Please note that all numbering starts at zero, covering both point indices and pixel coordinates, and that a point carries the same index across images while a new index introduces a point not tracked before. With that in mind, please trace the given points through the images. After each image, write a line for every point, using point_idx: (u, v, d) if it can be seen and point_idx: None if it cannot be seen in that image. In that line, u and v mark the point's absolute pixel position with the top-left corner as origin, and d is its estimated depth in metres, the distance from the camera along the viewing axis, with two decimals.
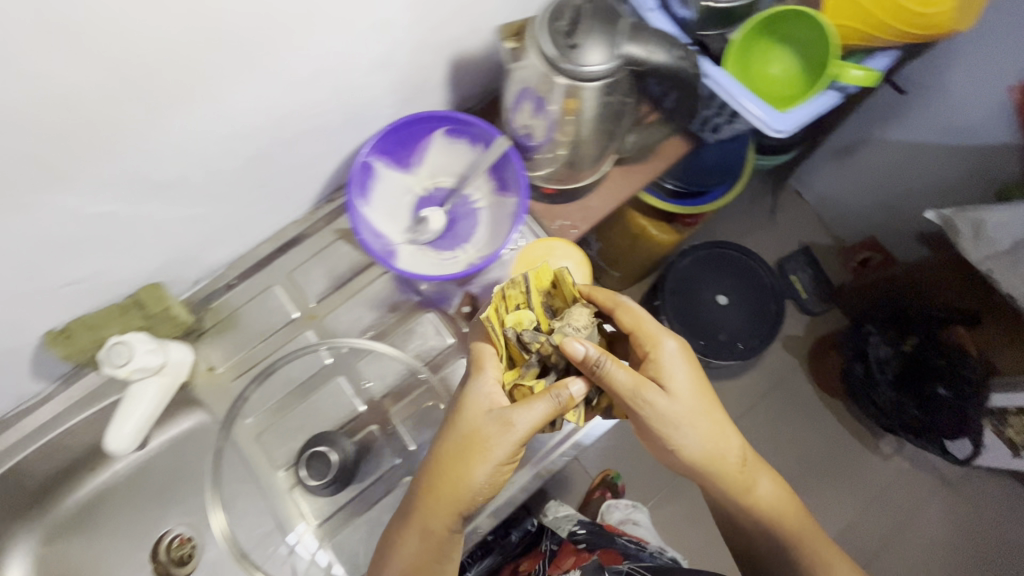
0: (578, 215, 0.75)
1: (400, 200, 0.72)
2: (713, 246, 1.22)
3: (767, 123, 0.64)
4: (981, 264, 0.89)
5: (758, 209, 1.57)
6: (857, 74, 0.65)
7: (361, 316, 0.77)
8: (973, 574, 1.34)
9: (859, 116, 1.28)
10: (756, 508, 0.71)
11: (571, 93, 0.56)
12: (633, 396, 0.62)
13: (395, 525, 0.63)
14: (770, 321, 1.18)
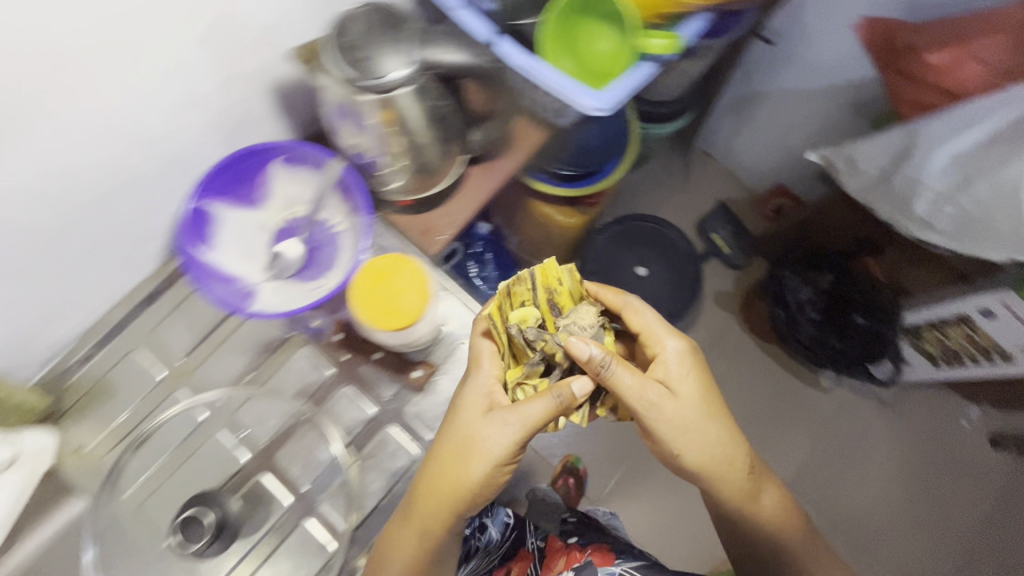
0: (444, 221, 0.73)
1: (252, 238, 0.70)
2: (626, 220, 1.25)
3: (590, 105, 0.63)
4: (859, 195, 0.91)
5: (668, 176, 1.61)
6: (661, 44, 0.65)
7: (233, 363, 0.76)
8: (920, 483, 1.42)
9: (742, 72, 1.32)
10: (760, 514, 0.75)
11: (384, 104, 0.57)
12: (641, 397, 0.66)
13: (396, 522, 0.67)
14: (690, 283, 1.22)
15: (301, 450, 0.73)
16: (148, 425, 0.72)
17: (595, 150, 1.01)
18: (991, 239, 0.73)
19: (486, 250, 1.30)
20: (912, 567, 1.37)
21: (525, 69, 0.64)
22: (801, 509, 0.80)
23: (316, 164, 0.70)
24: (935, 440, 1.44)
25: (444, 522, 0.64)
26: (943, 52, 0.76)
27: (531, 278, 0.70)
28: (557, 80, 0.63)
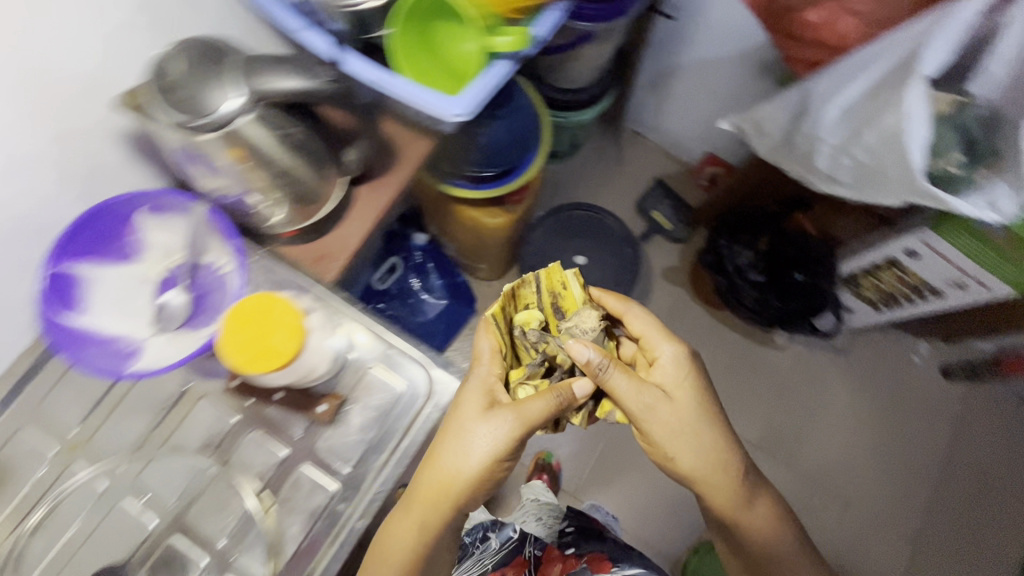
0: (338, 247, 0.67)
1: (132, 294, 0.66)
2: (559, 212, 1.24)
3: (446, 111, 0.62)
4: (770, 157, 0.92)
5: (602, 160, 1.62)
6: (507, 42, 0.64)
7: (130, 425, 0.66)
8: (883, 422, 1.46)
9: (652, 51, 1.32)
10: (753, 520, 0.80)
11: (227, 141, 0.52)
12: (640, 399, 0.73)
13: (382, 530, 0.66)
14: (628, 266, 1.22)
15: (212, 509, 0.63)
16: (35, 513, 0.63)
17: (507, 145, 0.95)
18: (879, 187, 0.75)
19: (426, 263, 1.32)
20: (882, 507, 1.42)
21: (377, 83, 0.63)
22: (797, 521, 0.84)
23: (184, 204, 0.65)
24: (889, 381, 1.49)
25: (436, 525, 0.64)
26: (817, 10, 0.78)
27: (536, 281, 0.74)
28: (409, 91, 0.62)
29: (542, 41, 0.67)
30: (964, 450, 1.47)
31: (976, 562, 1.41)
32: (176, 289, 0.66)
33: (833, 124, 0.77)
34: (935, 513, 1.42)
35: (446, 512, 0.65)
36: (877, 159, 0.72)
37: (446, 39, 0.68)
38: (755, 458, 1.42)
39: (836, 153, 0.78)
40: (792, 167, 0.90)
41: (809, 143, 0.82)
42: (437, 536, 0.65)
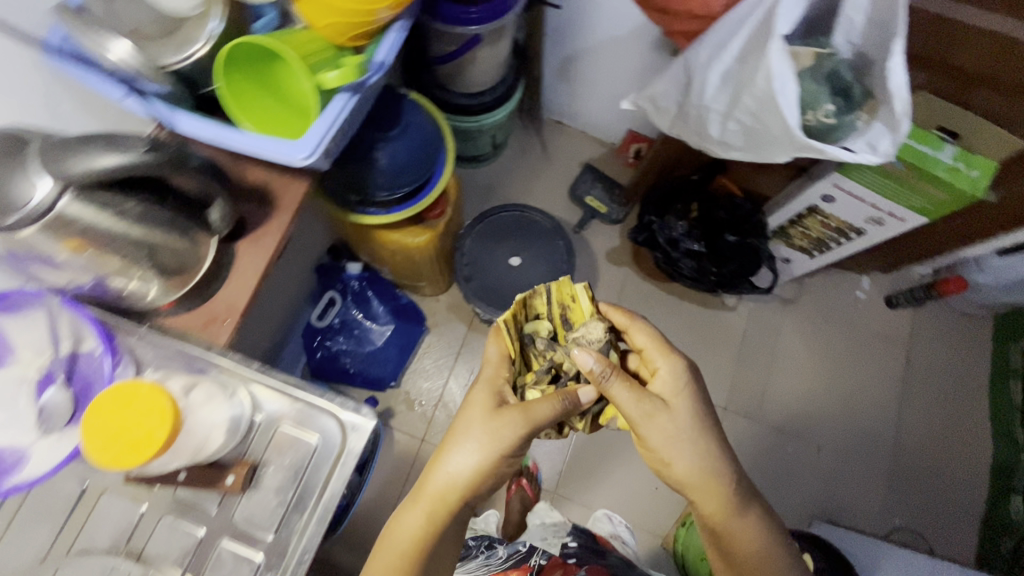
0: (225, 310, 0.60)
1: (9, 401, 0.57)
2: (484, 217, 1.23)
3: (290, 156, 0.59)
4: (672, 132, 0.92)
5: (528, 154, 1.62)
6: (336, 77, 0.58)
7: (35, 534, 0.58)
8: (839, 361, 1.51)
9: (551, 41, 1.31)
10: (745, 531, 0.81)
11: (55, 233, 0.47)
12: (640, 404, 0.79)
13: (406, 502, 0.79)
14: (562, 258, 1.21)
15: None
16: None
17: (417, 163, 0.93)
18: (768, 148, 0.76)
19: (363, 290, 1.29)
20: (852, 443, 1.46)
21: (214, 140, 0.60)
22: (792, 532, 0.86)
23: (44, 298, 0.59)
24: (839, 322, 1.53)
25: (455, 500, 0.78)
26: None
27: (547, 293, 0.87)
28: (243, 142, 0.59)
29: (380, 65, 0.62)
30: (919, 374, 1.52)
31: (947, 478, 1.46)
32: (57, 385, 0.58)
33: (715, 94, 0.78)
34: (902, 438, 1.47)
35: (457, 487, 0.78)
36: (758, 120, 0.73)
37: (285, 75, 0.61)
38: (725, 420, 1.45)
39: (724, 121, 0.80)
40: (689, 138, 0.91)
41: (697, 114, 0.83)
42: (449, 508, 0.77)
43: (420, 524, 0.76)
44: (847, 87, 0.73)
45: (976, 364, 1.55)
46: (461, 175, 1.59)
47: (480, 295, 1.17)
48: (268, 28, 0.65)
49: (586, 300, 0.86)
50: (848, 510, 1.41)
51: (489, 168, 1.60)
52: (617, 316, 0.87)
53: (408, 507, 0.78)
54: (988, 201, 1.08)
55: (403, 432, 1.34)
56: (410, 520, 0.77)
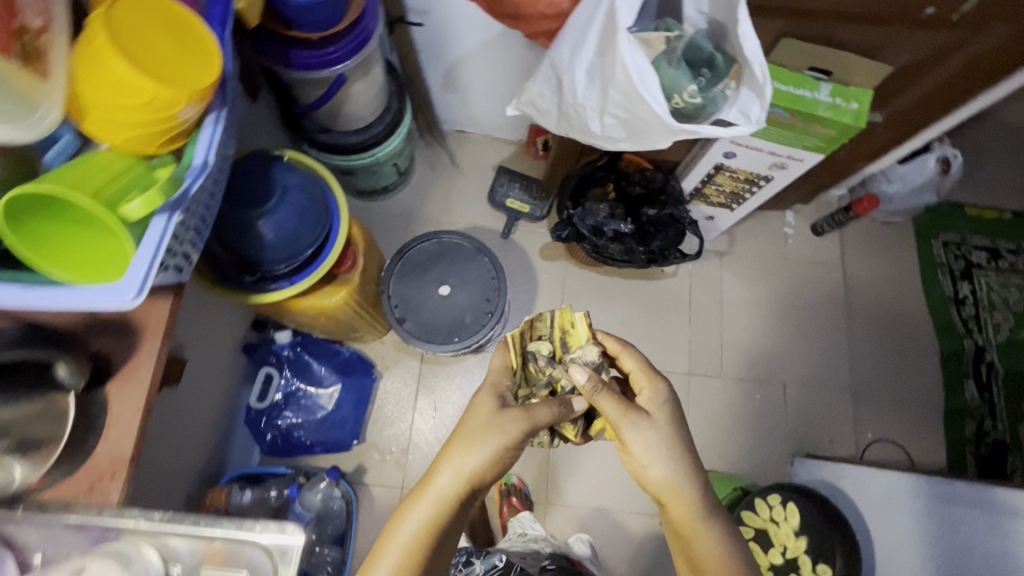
0: (109, 460, 0.59)
1: None
2: (401, 254, 1.18)
3: (116, 302, 0.53)
4: (560, 131, 0.89)
5: (438, 170, 1.58)
6: (139, 206, 0.52)
7: None
8: (784, 298, 1.54)
9: (426, 56, 1.27)
10: (710, 536, 0.82)
11: None
12: (624, 413, 0.85)
13: (410, 500, 0.82)
14: (490, 274, 1.18)
15: None
16: None
17: (307, 224, 0.87)
18: (650, 139, 0.75)
19: (301, 356, 1.25)
20: (814, 374, 1.50)
21: (23, 301, 0.54)
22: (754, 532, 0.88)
23: None
24: (775, 262, 1.57)
25: (459, 490, 0.81)
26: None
27: (550, 317, 0.98)
28: (58, 300, 0.54)
29: (200, 167, 0.56)
30: (859, 292, 1.58)
31: (905, 384, 1.52)
32: None
33: (585, 94, 0.77)
34: (857, 358, 1.53)
35: (460, 481, 0.80)
36: (632, 114, 0.72)
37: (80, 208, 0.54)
38: (692, 384, 1.46)
39: (600, 120, 0.78)
40: (575, 136, 0.88)
41: (575, 115, 0.82)
42: (454, 500, 0.80)
43: (427, 517, 0.79)
44: (710, 58, 0.73)
45: (907, 268, 1.61)
46: (374, 208, 1.53)
47: (418, 334, 1.14)
48: (65, 154, 0.58)
49: (583, 323, 0.96)
50: (824, 439, 1.45)
51: (402, 194, 1.55)
52: (607, 340, 0.95)
53: (412, 500, 0.81)
54: (876, 122, 1.11)
55: (380, 486, 1.29)
56: (416, 515, 0.79)
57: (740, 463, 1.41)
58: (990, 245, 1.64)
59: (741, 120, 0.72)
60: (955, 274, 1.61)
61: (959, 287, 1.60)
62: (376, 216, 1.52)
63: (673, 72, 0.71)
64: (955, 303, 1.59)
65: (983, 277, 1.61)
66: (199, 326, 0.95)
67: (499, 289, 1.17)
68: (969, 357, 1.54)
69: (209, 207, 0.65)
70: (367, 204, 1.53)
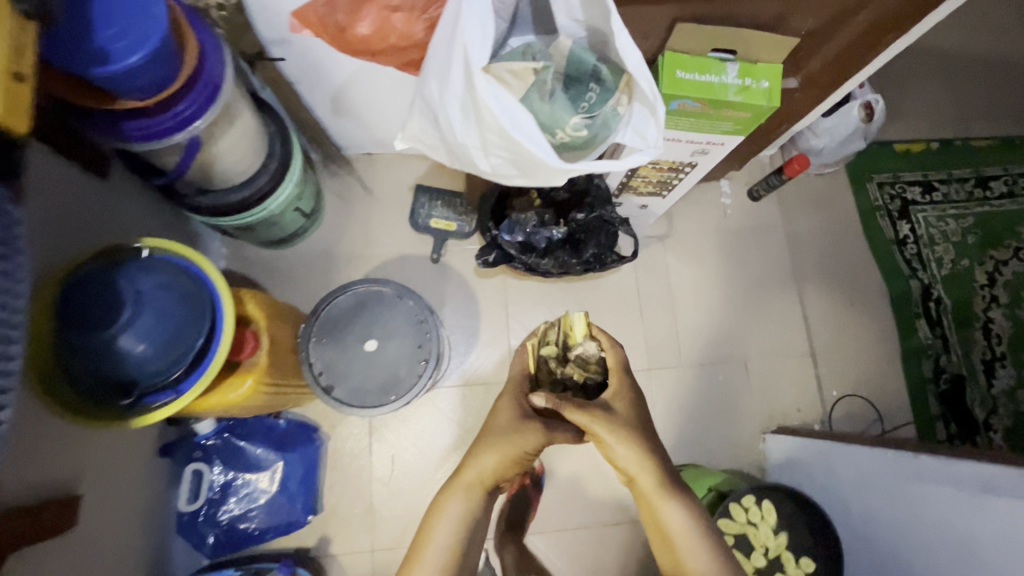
0: None
1: None
2: (314, 314, 1.07)
3: None
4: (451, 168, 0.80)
5: (351, 201, 1.45)
6: None
7: None
8: (731, 271, 1.50)
9: (301, 86, 1.13)
10: (686, 509, 0.89)
11: None
12: (586, 412, 0.90)
13: (442, 502, 0.93)
14: (417, 320, 1.09)
15: None
16: None
17: (183, 322, 0.76)
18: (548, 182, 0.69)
19: (232, 442, 1.14)
20: (772, 344, 1.47)
21: None
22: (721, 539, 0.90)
23: None
24: (718, 236, 1.51)
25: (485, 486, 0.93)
26: (365, 20, 0.68)
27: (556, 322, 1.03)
28: None
29: None
30: (805, 251, 1.55)
31: (860, 334, 1.52)
32: None
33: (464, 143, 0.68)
34: (811, 317, 1.50)
35: (489, 473, 0.94)
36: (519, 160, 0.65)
37: None
38: (654, 379, 1.41)
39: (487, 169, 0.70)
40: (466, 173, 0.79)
41: (463, 162, 0.74)
42: (481, 491, 0.93)
43: (463, 512, 0.90)
44: (595, 71, 0.68)
45: (847, 218, 1.59)
46: (289, 254, 1.40)
47: (349, 400, 1.03)
48: None
49: (580, 322, 1.00)
50: (792, 408, 1.43)
51: (317, 234, 1.42)
52: (602, 334, 1.00)
53: (443, 501, 0.92)
54: (791, 88, 1.04)
55: (349, 554, 1.21)
56: (451, 513, 0.91)
57: (714, 449, 1.39)
58: (922, 179, 1.63)
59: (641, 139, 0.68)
60: (894, 215, 1.60)
61: (899, 228, 1.59)
62: (292, 263, 1.40)
63: (549, 107, 0.66)
64: (897, 245, 1.58)
65: (921, 213, 1.60)
66: (84, 449, 0.84)
67: (430, 333, 1.08)
68: (918, 297, 1.54)
69: (11, 362, 0.54)
70: (281, 250, 1.40)
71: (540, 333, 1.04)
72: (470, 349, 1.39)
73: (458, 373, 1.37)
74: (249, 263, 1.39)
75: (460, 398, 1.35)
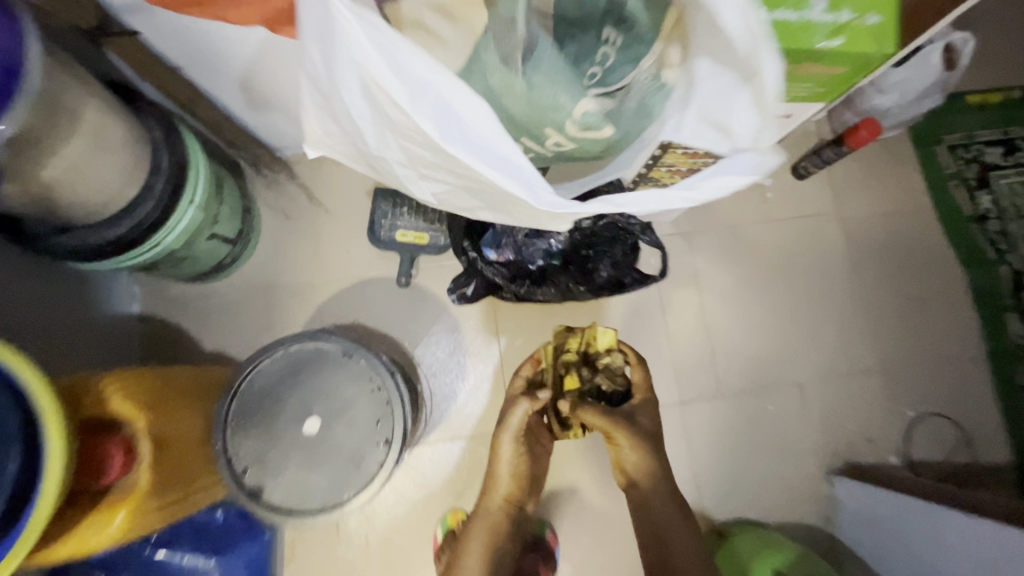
0: None
1: None
2: (232, 391, 0.78)
3: None
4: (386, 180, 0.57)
5: (294, 215, 1.15)
6: None
7: None
8: (778, 269, 1.19)
9: (191, 71, 0.82)
10: (684, 522, 0.93)
11: None
12: (609, 420, 0.90)
13: (469, 530, 0.94)
14: (372, 386, 0.80)
15: None
16: None
17: None
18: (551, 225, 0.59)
19: (146, 555, 0.88)
20: (835, 359, 1.17)
21: None
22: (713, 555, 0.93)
23: None
24: (758, 228, 1.21)
25: (505, 509, 0.95)
26: None
27: (583, 329, 0.97)
28: None
29: None
30: (866, 239, 1.24)
31: (941, 338, 1.22)
32: None
33: (425, 190, 0.56)
34: (881, 320, 1.20)
35: (505, 492, 0.96)
36: (496, 194, 0.49)
37: None
38: (689, 417, 1.13)
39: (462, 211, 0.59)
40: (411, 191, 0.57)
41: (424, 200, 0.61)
42: (501, 515, 0.95)
43: (489, 537, 0.93)
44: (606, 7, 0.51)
45: (915, 192, 1.28)
46: (221, 289, 1.11)
47: (287, 505, 0.76)
48: None
49: (606, 336, 0.96)
50: (863, 438, 1.15)
51: (256, 260, 1.12)
52: (632, 350, 0.97)
53: (484, 514, 0.95)
54: None
55: None
56: (477, 539, 0.93)
57: (767, 499, 1.11)
58: (1002, 137, 1.30)
59: (711, 132, 0.54)
60: (971, 184, 1.28)
61: (979, 201, 1.27)
62: (225, 300, 1.10)
63: (524, 89, 0.48)
64: (977, 222, 1.26)
65: (1002, 179, 1.28)
66: None
67: (392, 406, 0.79)
68: (1007, 287, 1.23)
69: None
70: (211, 284, 1.11)
71: (560, 335, 0.98)
72: (458, 393, 1.10)
73: (444, 425, 1.09)
74: (170, 302, 1.10)
75: (448, 456, 1.08)
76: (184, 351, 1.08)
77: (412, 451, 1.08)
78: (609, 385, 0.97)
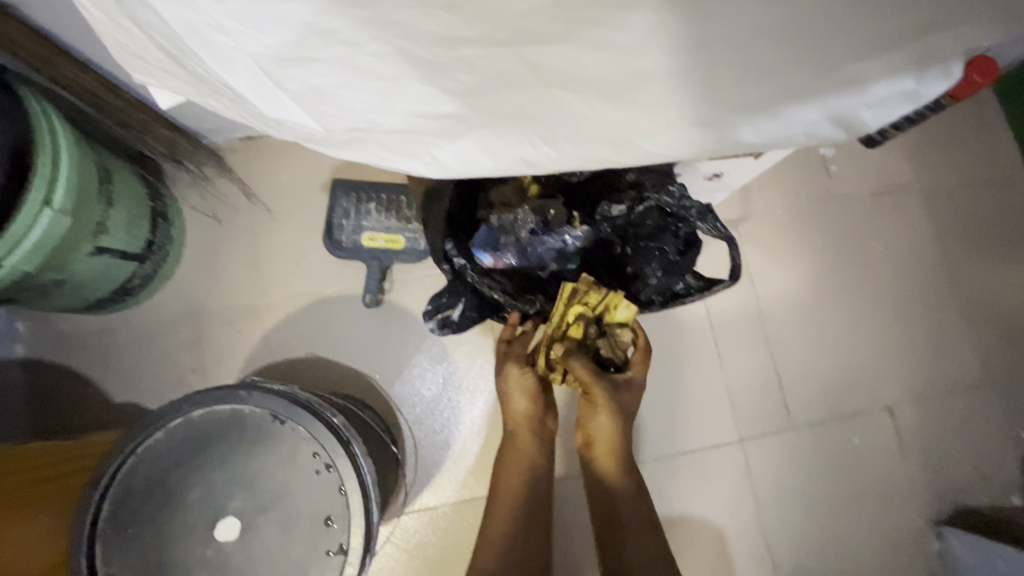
0: None
1: None
2: (102, 485, 0.53)
3: None
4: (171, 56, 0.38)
5: (228, 218, 0.88)
6: None
7: None
8: (853, 263, 0.94)
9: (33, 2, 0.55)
10: (654, 523, 0.65)
11: None
12: (592, 370, 0.63)
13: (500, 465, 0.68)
14: (318, 467, 0.54)
15: None
16: None
17: None
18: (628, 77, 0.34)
19: None
20: (931, 373, 0.91)
21: None
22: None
23: None
24: (823, 213, 0.95)
25: (528, 443, 0.68)
26: None
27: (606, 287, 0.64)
28: None
29: None
30: (970, 217, 0.95)
31: None
32: None
33: (324, 84, 0.36)
34: (993, 323, 0.93)
35: (525, 419, 0.69)
36: None
37: None
38: (749, 457, 0.88)
39: (422, 128, 0.39)
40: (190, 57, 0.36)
41: (352, 137, 0.41)
42: (523, 447, 0.68)
43: (513, 474, 0.67)
44: None
45: None
46: (136, 320, 0.85)
47: None
48: None
49: (627, 310, 0.64)
50: (976, 476, 0.89)
51: (180, 281, 0.86)
52: (642, 328, 0.67)
53: (518, 444, 0.68)
54: None
55: None
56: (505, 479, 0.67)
57: (855, 560, 0.86)
58: None
59: None
60: None
61: None
62: (142, 333, 0.84)
63: None
64: None
65: None
66: None
67: (346, 498, 0.53)
68: None
69: None
70: (121, 313, 0.85)
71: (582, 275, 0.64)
72: (450, 441, 0.84)
73: (434, 486, 0.83)
74: (68, 340, 0.83)
75: (440, 525, 0.82)
76: (84, 403, 0.82)
77: (392, 520, 0.82)
78: (607, 354, 0.67)
